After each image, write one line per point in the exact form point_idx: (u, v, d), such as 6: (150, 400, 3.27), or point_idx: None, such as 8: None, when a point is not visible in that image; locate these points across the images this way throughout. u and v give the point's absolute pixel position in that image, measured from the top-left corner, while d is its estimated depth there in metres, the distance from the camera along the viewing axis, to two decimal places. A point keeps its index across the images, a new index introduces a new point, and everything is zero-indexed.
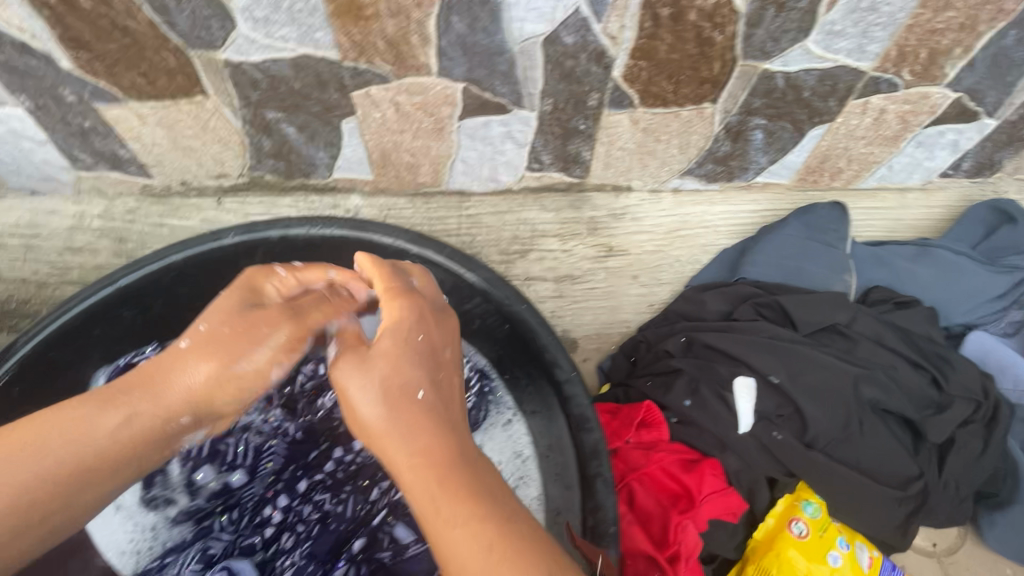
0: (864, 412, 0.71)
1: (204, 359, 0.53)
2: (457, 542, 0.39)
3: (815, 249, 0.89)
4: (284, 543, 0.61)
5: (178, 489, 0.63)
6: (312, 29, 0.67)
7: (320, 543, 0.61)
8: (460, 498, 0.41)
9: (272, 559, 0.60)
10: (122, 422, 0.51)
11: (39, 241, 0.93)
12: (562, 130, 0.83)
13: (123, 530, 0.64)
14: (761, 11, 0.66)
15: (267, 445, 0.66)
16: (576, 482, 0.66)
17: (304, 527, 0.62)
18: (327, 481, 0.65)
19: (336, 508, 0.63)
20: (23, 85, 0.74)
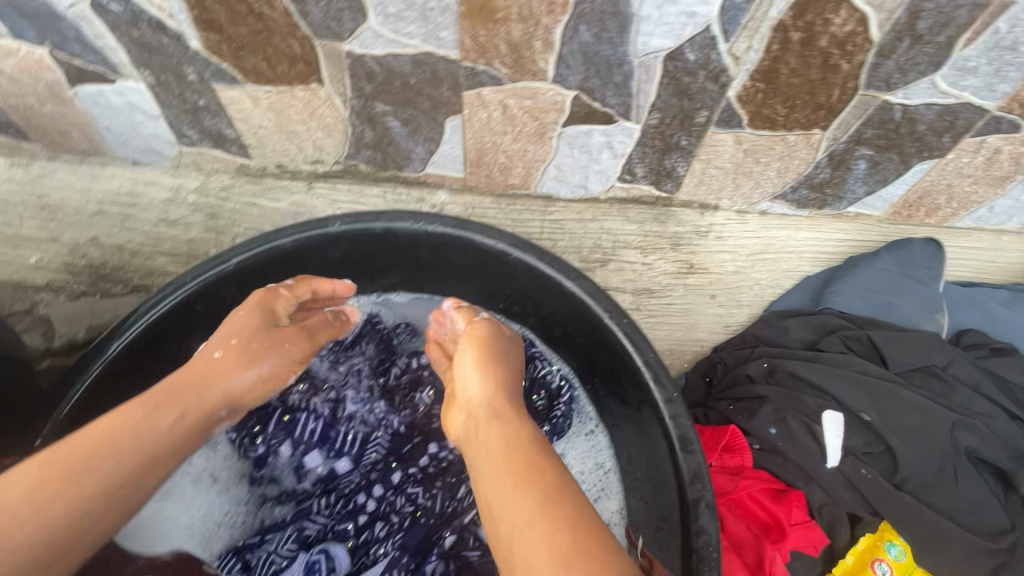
0: (958, 460, 0.70)
1: (239, 365, 0.66)
2: (531, 530, 0.47)
3: (906, 286, 0.88)
4: (377, 532, 0.69)
5: (287, 470, 0.74)
6: (439, 28, 0.67)
7: (411, 537, 0.69)
8: (530, 484, 0.51)
9: (367, 545, 0.69)
10: (176, 418, 0.58)
11: (136, 211, 0.96)
12: (662, 144, 0.83)
13: (218, 504, 0.73)
14: (896, 42, 0.64)
15: (372, 436, 0.76)
16: (666, 507, 0.65)
17: (396, 518, 0.70)
18: (418, 475, 0.73)
19: (427, 502, 0.71)
20: (150, 61, 0.76)
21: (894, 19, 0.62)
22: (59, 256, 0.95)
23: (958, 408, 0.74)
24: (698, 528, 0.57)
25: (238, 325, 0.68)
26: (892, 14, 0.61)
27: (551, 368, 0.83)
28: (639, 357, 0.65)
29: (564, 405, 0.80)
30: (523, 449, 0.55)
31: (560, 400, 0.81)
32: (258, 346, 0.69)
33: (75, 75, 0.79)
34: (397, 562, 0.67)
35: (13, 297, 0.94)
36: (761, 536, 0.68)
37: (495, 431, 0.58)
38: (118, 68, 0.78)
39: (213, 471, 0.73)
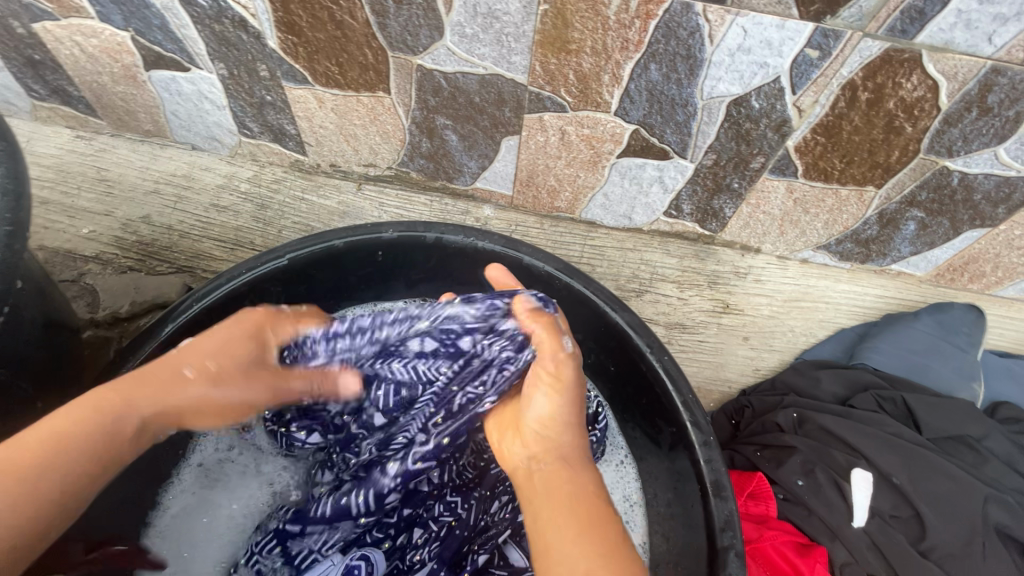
0: (989, 535, 0.70)
1: (207, 384, 0.59)
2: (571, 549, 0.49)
3: (945, 350, 0.87)
4: (416, 538, 0.70)
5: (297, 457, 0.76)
6: (511, 52, 0.69)
7: (446, 548, 0.70)
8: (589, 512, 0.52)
9: (405, 550, 0.70)
10: (138, 437, 0.56)
11: (190, 193, 0.99)
12: (714, 185, 0.83)
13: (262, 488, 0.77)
14: (965, 112, 0.64)
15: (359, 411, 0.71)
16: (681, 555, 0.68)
17: (434, 527, 0.71)
18: (457, 484, 0.72)
19: (464, 513, 0.72)
20: (227, 56, 0.79)
21: (965, 89, 0.62)
22: (111, 230, 0.97)
23: (991, 481, 0.74)
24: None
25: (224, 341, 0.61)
26: (963, 85, 0.61)
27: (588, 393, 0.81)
28: (678, 397, 0.66)
29: (600, 431, 0.77)
30: (586, 487, 0.54)
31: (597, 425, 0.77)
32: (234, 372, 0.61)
33: (152, 60, 0.82)
34: (434, 573, 0.70)
35: (62, 264, 0.95)
36: None
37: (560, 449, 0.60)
38: (194, 58, 0.80)
39: (259, 463, 0.78)
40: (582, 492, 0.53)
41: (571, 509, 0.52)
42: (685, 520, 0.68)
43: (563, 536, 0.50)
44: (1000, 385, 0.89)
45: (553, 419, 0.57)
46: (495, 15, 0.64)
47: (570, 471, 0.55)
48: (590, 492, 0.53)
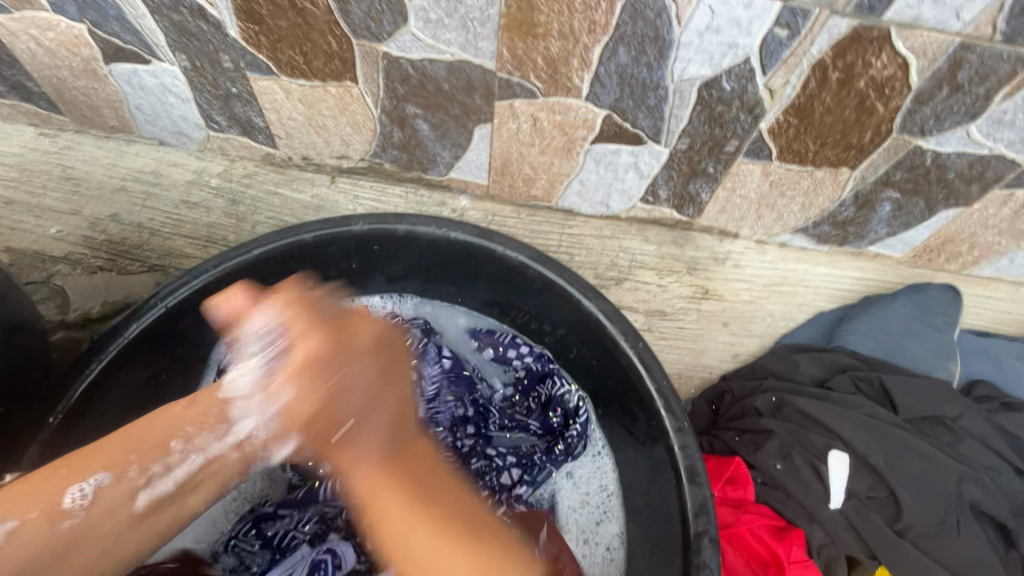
0: (962, 513, 0.71)
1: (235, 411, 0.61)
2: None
3: (922, 331, 0.88)
4: None
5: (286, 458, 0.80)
6: (478, 38, 0.67)
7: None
8: (395, 491, 0.58)
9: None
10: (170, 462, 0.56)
11: (158, 190, 0.97)
12: (689, 169, 0.83)
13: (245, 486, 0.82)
14: (936, 89, 0.64)
15: None
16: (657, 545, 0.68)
17: None
18: None
19: None
20: (187, 46, 0.76)
21: (935, 67, 0.61)
22: (79, 230, 0.95)
23: (963, 459, 0.75)
24: (700, 562, 0.58)
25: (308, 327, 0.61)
26: (933, 62, 0.61)
27: (571, 388, 0.83)
28: (652, 383, 0.66)
29: (581, 424, 0.80)
30: (435, 468, 0.63)
31: (576, 420, 0.81)
32: (325, 360, 0.60)
33: (111, 53, 0.80)
34: None
35: (30, 266, 0.94)
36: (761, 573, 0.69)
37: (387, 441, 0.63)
38: (155, 50, 0.78)
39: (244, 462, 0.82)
40: (365, 463, 0.60)
41: (437, 496, 0.58)
42: (660, 508, 0.68)
43: (393, 500, 0.57)
44: (975, 363, 0.89)
45: (348, 405, 0.61)
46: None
47: (359, 428, 0.62)
48: (377, 453, 0.61)
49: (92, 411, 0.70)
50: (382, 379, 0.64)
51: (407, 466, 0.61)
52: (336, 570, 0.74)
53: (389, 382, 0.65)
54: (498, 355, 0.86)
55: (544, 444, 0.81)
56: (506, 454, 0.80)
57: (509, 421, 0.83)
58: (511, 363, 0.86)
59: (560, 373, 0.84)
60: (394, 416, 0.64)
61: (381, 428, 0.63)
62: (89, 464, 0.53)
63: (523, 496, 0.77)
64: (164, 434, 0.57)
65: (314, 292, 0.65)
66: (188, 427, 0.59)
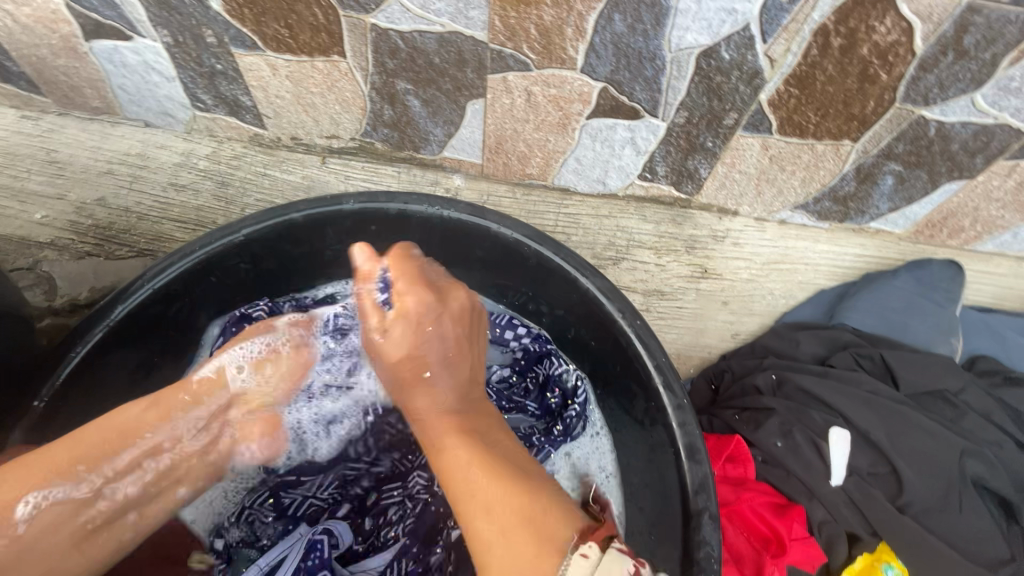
0: (964, 487, 0.70)
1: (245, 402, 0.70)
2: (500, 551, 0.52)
3: (923, 307, 0.87)
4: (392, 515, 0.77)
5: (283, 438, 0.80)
6: (469, 7, 0.65)
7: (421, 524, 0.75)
8: (469, 441, 0.62)
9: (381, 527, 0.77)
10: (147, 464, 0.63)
11: (145, 173, 0.95)
12: (687, 144, 0.81)
13: None
14: (940, 56, 0.62)
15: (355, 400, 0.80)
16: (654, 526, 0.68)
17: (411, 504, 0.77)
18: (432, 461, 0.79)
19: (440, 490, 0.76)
20: (169, 21, 0.74)
21: (940, 31, 0.59)
22: (65, 214, 0.93)
23: (967, 434, 0.74)
24: (700, 539, 0.58)
25: (421, 281, 0.71)
26: (939, 26, 0.59)
27: (569, 367, 0.80)
28: (651, 361, 0.65)
29: (579, 406, 0.78)
30: (500, 425, 0.67)
31: (575, 402, 0.79)
32: (428, 326, 0.70)
33: (91, 29, 0.77)
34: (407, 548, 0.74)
35: (15, 252, 0.91)
36: (760, 550, 0.68)
37: (446, 395, 0.67)
38: (135, 25, 0.76)
39: None
40: (436, 412, 0.66)
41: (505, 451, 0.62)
42: (659, 487, 0.67)
43: (458, 460, 0.60)
44: (977, 339, 0.88)
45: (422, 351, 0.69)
46: None
47: (436, 380, 0.68)
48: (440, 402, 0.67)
49: (80, 394, 0.70)
50: (464, 341, 0.72)
51: (467, 423, 0.65)
52: (334, 548, 0.73)
53: (471, 345, 0.72)
54: (496, 336, 0.85)
55: (543, 426, 0.80)
56: None
57: (507, 403, 0.81)
58: (509, 344, 0.84)
59: (559, 354, 0.82)
60: (465, 378, 0.69)
61: (462, 386, 0.69)
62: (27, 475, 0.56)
63: None
64: (123, 434, 0.61)
65: (419, 266, 0.72)
66: (144, 429, 0.62)
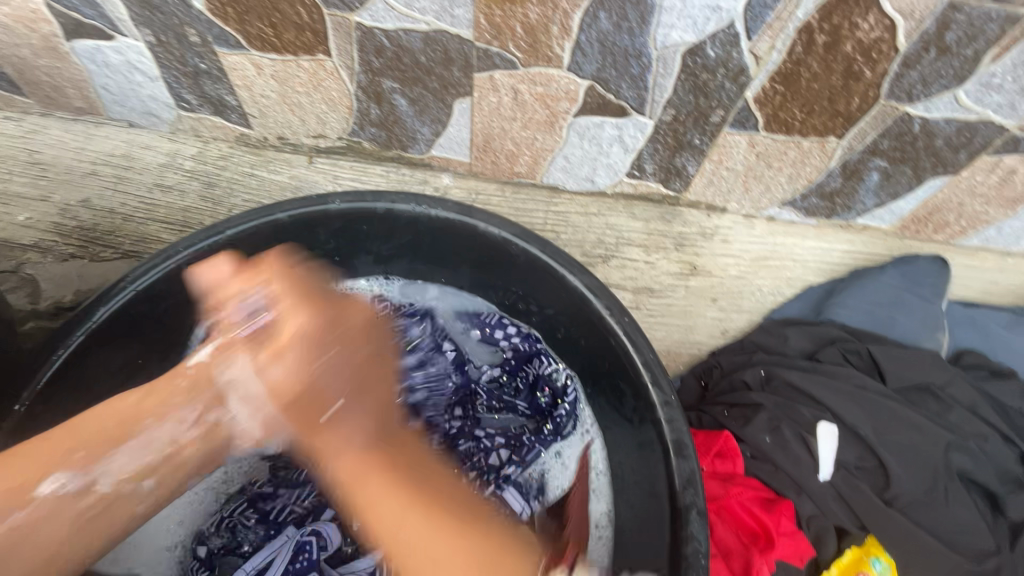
0: (950, 480, 0.71)
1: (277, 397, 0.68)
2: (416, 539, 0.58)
3: (910, 302, 0.87)
4: None
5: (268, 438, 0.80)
6: (453, 4, 0.65)
7: None
8: (385, 478, 0.62)
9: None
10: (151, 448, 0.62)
11: (130, 173, 0.94)
12: (675, 142, 0.81)
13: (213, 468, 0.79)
14: (923, 52, 0.62)
15: None
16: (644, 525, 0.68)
17: None
18: None
19: None
20: (151, 20, 0.73)
21: (922, 28, 0.60)
22: (49, 216, 0.92)
23: (953, 427, 0.75)
24: (688, 536, 0.58)
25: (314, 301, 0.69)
26: (920, 23, 0.59)
27: (558, 367, 0.82)
28: (638, 357, 0.65)
29: (569, 405, 0.79)
30: (403, 458, 0.66)
31: (564, 400, 0.80)
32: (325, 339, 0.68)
33: (72, 28, 0.76)
34: None
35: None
36: (748, 545, 0.68)
37: (354, 437, 0.67)
38: (117, 24, 0.75)
39: None
40: (352, 449, 0.65)
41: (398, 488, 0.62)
42: (648, 485, 0.67)
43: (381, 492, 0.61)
44: (963, 333, 0.89)
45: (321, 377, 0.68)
46: None
47: (342, 415, 0.68)
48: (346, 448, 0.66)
49: (64, 395, 0.69)
50: (359, 372, 0.71)
51: (392, 460, 0.65)
52: (322, 550, 0.74)
53: (371, 377, 0.72)
54: (486, 335, 0.85)
55: (533, 424, 0.80)
56: (495, 436, 0.79)
57: (497, 402, 0.82)
58: (499, 343, 0.84)
59: (548, 353, 0.83)
60: (374, 411, 0.70)
61: (362, 421, 0.69)
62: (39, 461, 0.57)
63: (510, 476, 0.77)
64: (122, 420, 0.61)
65: (297, 271, 0.70)
66: (143, 418, 0.62)
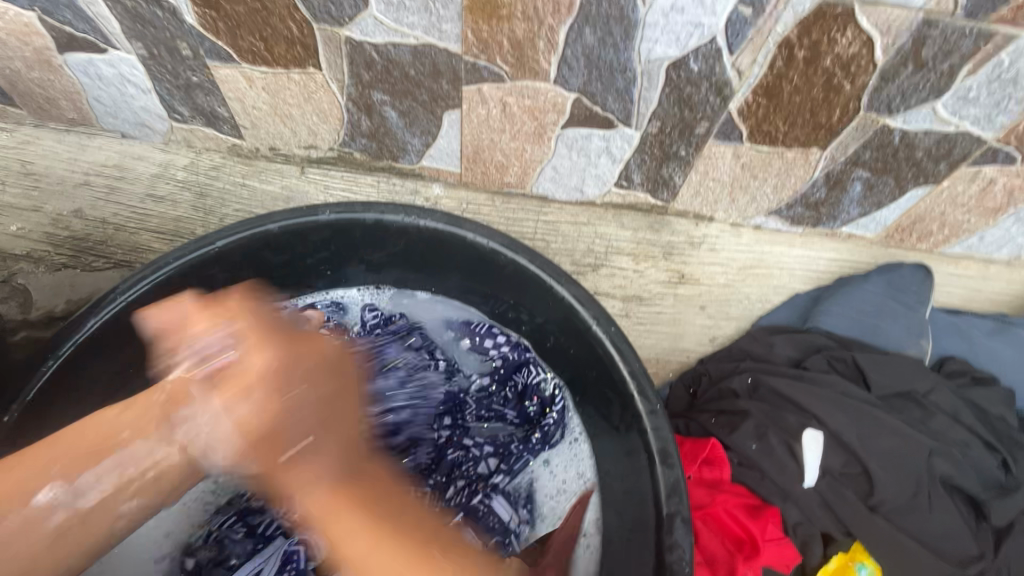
0: (933, 486, 0.72)
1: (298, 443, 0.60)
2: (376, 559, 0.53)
3: (894, 310, 0.89)
4: None
5: None
6: (441, 20, 0.66)
7: None
8: (348, 513, 0.56)
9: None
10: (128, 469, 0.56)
11: (122, 184, 0.94)
12: (661, 153, 0.82)
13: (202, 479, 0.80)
14: (900, 67, 0.64)
15: None
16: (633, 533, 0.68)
17: None
18: None
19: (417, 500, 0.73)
20: (143, 34, 0.74)
21: (899, 44, 0.61)
22: (41, 227, 0.93)
23: (935, 434, 0.76)
24: (672, 542, 0.59)
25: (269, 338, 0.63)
26: (897, 39, 0.61)
27: (547, 376, 0.83)
28: (625, 367, 0.66)
29: (557, 413, 0.80)
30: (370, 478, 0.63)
31: (554, 409, 0.80)
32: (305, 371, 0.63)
33: (64, 42, 0.77)
34: None
35: None
36: (734, 552, 0.69)
37: (315, 472, 0.59)
38: (109, 38, 0.76)
39: None
40: (321, 480, 0.59)
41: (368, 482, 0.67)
42: (635, 493, 0.68)
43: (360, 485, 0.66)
44: (946, 340, 0.91)
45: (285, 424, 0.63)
46: None
47: (303, 454, 0.60)
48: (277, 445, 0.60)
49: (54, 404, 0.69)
50: (328, 400, 0.64)
51: (364, 497, 0.58)
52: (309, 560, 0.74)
53: (334, 404, 0.64)
54: (476, 345, 0.85)
55: (522, 432, 0.81)
56: (482, 444, 0.79)
57: (486, 411, 0.82)
58: (488, 352, 0.85)
59: (537, 362, 0.84)
60: (348, 435, 0.64)
61: (337, 449, 0.61)
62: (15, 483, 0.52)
63: (499, 485, 0.76)
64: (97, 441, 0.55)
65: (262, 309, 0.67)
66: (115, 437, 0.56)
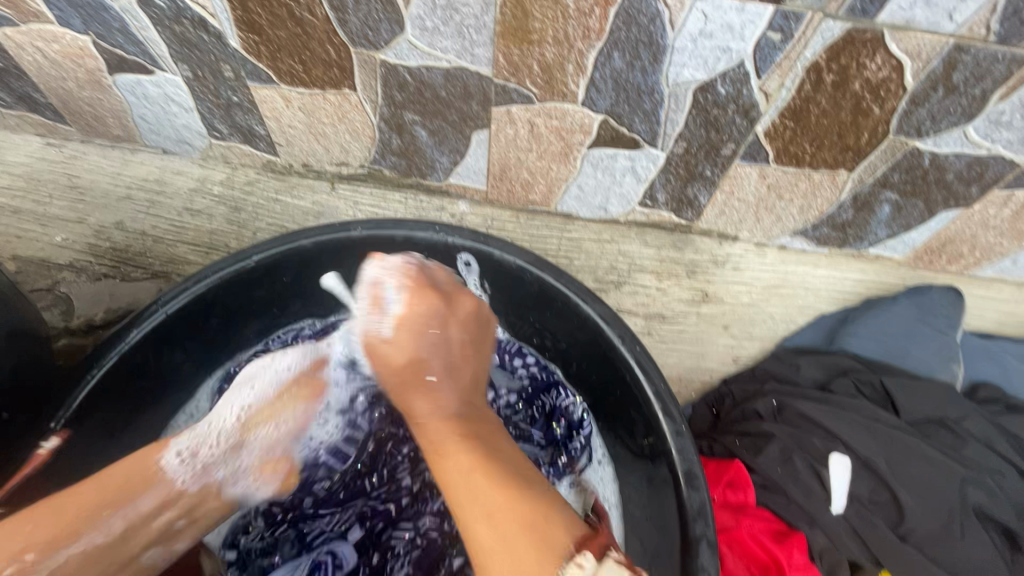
0: (966, 516, 0.70)
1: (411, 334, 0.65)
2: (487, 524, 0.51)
3: (923, 333, 0.88)
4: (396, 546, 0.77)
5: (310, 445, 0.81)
6: (474, 45, 0.68)
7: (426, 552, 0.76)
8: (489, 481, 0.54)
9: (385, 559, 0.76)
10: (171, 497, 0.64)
11: (162, 198, 0.98)
12: (686, 173, 0.83)
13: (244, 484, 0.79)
14: (931, 91, 0.64)
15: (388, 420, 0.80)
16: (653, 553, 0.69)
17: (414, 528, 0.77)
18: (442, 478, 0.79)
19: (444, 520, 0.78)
20: (190, 57, 0.78)
21: (929, 68, 0.61)
22: (84, 237, 0.96)
23: (968, 461, 0.75)
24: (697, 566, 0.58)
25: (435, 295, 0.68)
26: (928, 63, 0.61)
27: (575, 400, 0.82)
28: (649, 387, 0.66)
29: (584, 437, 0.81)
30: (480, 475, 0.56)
31: (579, 433, 0.81)
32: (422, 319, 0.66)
33: (115, 64, 0.81)
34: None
35: (37, 273, 0.95)
36: None
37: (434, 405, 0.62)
38: (157, 61, 0.79)
39: None
40: (435, 418, 0.61)
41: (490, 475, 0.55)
42: (657, 517, 0.68)
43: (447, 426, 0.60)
44: (978, 366, 0.89)
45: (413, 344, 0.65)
46: (454, 6, 0.64)
47: (440, 385, 0.63)
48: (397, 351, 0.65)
49: (93, 419, 0.71)
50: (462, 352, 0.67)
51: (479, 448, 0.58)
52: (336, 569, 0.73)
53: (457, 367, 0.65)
54: (505, 362, 0.86)
55: (547, 455, 0.81)
56: None
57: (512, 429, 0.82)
58: (516, 369, 0.86)
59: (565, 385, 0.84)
60: (467, 385, 0.65)
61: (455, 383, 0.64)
62: (64, 519, 0.57)
63: None
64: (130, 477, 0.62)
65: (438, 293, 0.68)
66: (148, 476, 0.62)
